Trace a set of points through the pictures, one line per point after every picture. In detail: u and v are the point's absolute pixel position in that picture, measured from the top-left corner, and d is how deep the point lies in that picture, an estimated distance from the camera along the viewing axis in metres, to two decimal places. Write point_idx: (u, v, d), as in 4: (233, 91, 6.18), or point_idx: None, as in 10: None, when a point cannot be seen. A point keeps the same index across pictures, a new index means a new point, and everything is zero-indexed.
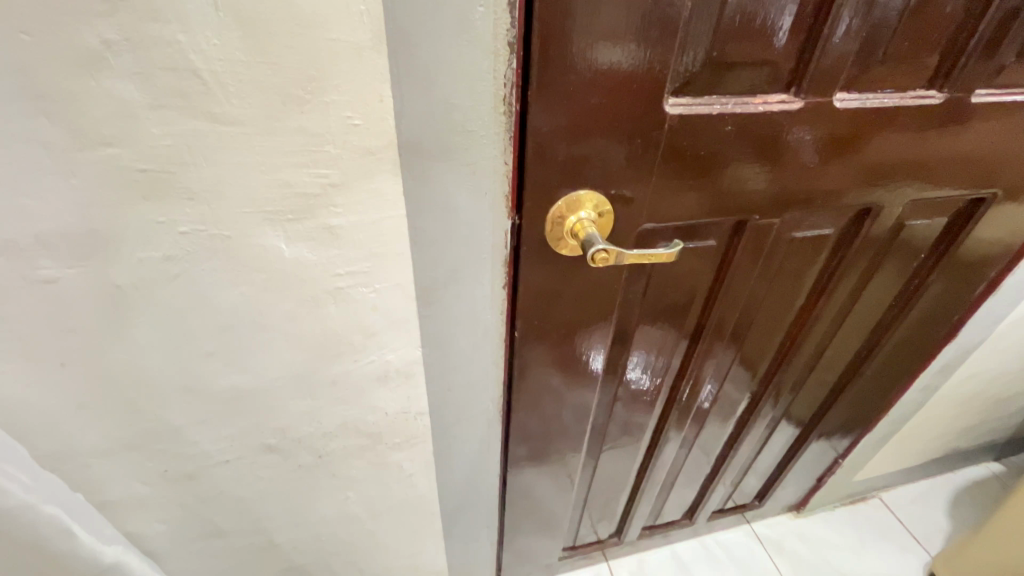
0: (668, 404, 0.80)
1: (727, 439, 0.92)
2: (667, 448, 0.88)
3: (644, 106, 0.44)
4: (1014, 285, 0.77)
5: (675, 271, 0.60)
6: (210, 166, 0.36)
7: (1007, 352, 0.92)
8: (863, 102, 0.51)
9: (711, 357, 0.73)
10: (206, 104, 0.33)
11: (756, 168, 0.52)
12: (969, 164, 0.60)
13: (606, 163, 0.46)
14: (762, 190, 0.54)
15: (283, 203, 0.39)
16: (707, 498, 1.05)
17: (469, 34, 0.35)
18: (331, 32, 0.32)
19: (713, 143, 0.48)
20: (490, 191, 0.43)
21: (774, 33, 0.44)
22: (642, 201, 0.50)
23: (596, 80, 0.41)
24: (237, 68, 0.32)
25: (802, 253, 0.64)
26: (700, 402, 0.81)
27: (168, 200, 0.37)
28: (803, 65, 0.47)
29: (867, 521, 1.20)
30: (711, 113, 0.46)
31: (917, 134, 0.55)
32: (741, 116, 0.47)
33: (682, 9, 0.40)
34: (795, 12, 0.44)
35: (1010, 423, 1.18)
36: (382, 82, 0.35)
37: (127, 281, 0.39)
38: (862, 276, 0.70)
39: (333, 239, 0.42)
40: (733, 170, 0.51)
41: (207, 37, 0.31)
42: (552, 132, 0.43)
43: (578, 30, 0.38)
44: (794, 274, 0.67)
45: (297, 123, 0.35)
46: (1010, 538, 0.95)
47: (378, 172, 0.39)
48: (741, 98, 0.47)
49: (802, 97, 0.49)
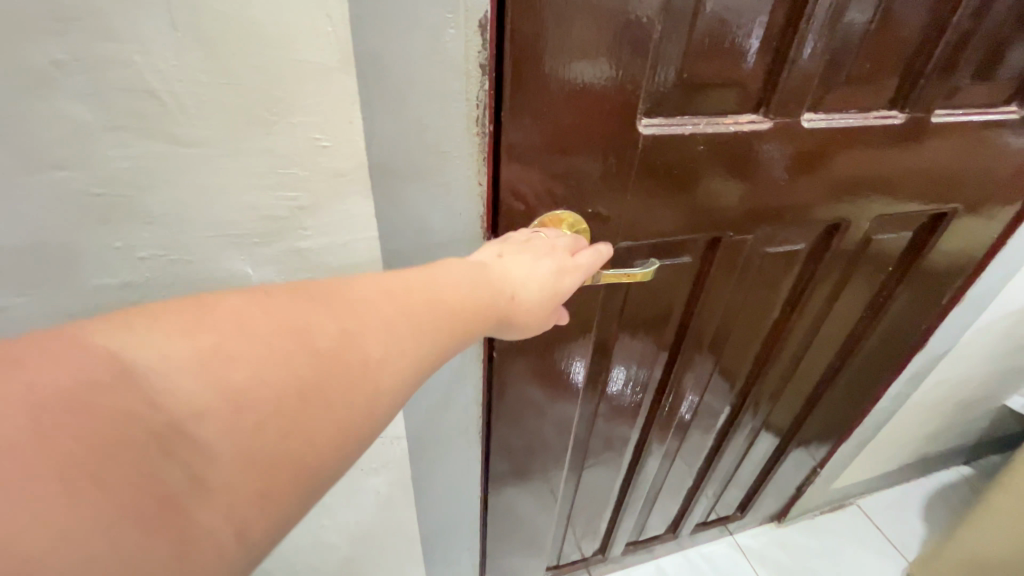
0: (649, 418, 0.80)
1: (708, 451, 0.92)
2: (649, 462, 0.88)
3: (617, 126, 0.44)
4: (977, 295, 0.80)
5: (652, 286, 0.61)
6: (171, 189, 0.34)
7: (973, 359, 0.95)
8: (829, 122, 0.52)
9: (690, 370, 0.74)
10: (165, 126, 0.32)
11: (728, 185, 0.53)
12: (931, 180, 0.62)
13: (581, 182, 0.46)
14: (735, 207, 0.55)
15: (249, 227, 0.38)
16: (690, 511, 1.05)
17: (439, 56, 0.34)
18: (297, 53, 0.32)
19: (686, 162, 0.49)
20: (465, 211, 0.43)
21: (742, 55, 0.45)
22: (618, 219, 0.50)
23: (569, 101, 0.41)
24: (197, 90, 0.31)
25: (776, 266, 0.65)
26: (680, 414, 0.81)
27: (127, 225, 0.35)
28: (770, 87, 0.48)
29: (846, 528, 1.22)
30: (683, 133, 0.47)
31: (881, 152, 0.57)
32: (713, 135, 0.48)
33: (653, 31, 0.40)
34: (762, 35, 0.45)
35: (979, 427, 1.22)
36: (351, 104, 0.35)
37: (82, 307, 0.37)
38: (834, 288, 0.71)
39: (302, 263, 0.41)
40: (707, 187, 0.52)
41: (165, 58, 0.30)
42: (526, 153, 0.43)
43: (551, 51, 0.38)
44: (768, 287, 0.68)
45: (262, 145, 0.34)
46: (971, 543, 0.99)
47: (348, 194, 0.39)
48: (712, 118, 0.48)
49: (770, 117, 0.50)
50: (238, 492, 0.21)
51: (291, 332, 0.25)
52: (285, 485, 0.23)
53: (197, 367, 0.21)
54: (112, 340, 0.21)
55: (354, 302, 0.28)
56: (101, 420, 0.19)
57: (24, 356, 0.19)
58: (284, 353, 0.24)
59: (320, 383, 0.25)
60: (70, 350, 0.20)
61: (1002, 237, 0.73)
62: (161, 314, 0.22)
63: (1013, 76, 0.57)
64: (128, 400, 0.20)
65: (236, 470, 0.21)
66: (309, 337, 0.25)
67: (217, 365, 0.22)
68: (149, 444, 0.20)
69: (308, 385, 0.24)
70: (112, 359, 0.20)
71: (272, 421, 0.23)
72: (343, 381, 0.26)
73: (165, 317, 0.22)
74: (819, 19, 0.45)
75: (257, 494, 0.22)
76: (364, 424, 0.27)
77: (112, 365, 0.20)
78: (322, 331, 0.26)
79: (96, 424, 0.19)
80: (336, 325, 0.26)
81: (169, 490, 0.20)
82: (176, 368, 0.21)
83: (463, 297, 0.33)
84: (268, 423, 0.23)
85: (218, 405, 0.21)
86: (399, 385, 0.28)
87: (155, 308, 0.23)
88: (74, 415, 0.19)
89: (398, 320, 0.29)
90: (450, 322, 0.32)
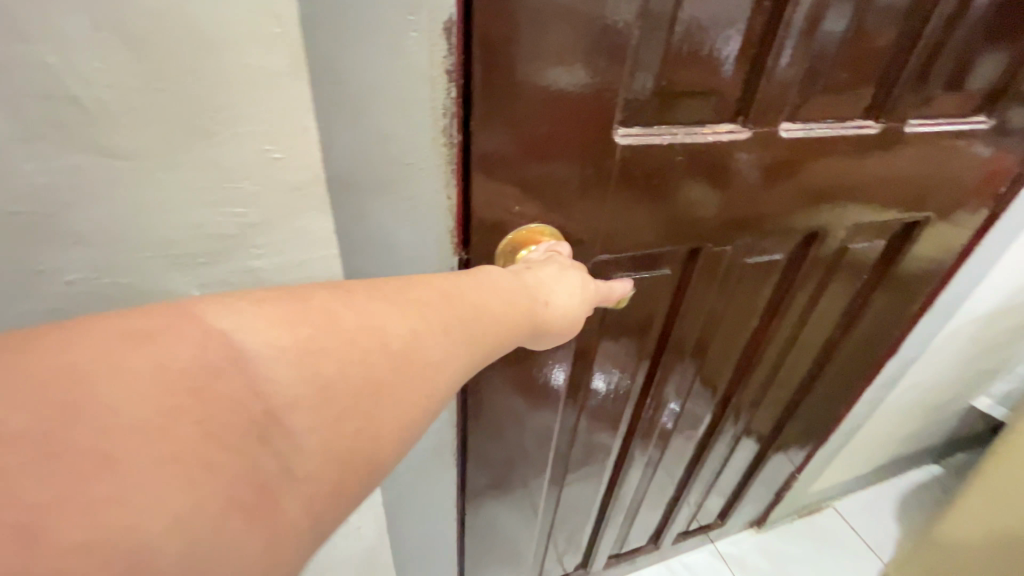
0: (631, 429, 0.79)
1: (689, 461, 0.92)
2: (631, 473, 0.86)
3: (595, 134, 0.42)
4: (946, 301, 0.81)
5: (631, 300, 0.59)
6: (101, 206, 0.31)
7: (942, 363, 0.96)
8: (807, 132, 0.52)
9: (670, 380, 0.72)
10: (92, 136, 0.29)
11: (708, 195, 0.51)
12: (905, 187, 0.62)
13: (558, 194, 0.44)
14: (715, 218, 0.54)
15: (194, 246, 0.34)
16: (671, 520, 1.04)
17: (402, 61, 0.32)
18: (241, 56, 0.29)
19: (665, 172, 0.47)
20: (433, 224, 0.41)
21: (720, 63, 0.44)
22: (596, 233, 0.48)
23: (544, 109, 0.39)
24: (127, 95, 0.28)
25: (755, 275, 0.64)
26: (662, 424, 0.80)
27: (49, 247, 0.31)
28: (749, 96, 0.47)
29: (823, 531, 1.23)
30: (661, 143, 0.45)
31: (856, 160, 0.57)
32: (691, 145, 0.47)
33: (630, 37, 0.38)
34: (740, 43, 0.43)
35: (948, 428, 1.24)
36: (305, 112, 0.32)
37: None
38: (813, 296, 0.71)
39: (256, 284, 0.38)
40: (686, 197, 0.50)
41: (88, 60, 0.26)
42: (499, 163, 0.40)
43: (524, 58, 0.36)
44: (748, 296, 0.67)
45: (206, 156, 0.31)
46: (947, 544, 1.00)
47: (304, 210, 0.35)
48: (690, 128, 0.46)
49: (749, 127, 0.49)
50: (317, 486, 0.20)
51: (370, 331, 0.23)
52: (357, 482, 0.22)
53: (291, 358, 0.20)
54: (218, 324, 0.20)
55: (422, 301, 0.26)
56: (207, 404, 0.18)
57: (143, 332, 0.18)
58: (363, 352, 0.23)
59: (397, 382, 0.23)
60: (174, 332, 0.19)
61: (970, 244, 0.74)
62: (258, 303, 0.21)
63: (982, 87, 0.57)
64: (233, 386, 0.19)
65: (321, 463, 0.20)
66: (389, 337, 0.24)
67: (309, 359, 0.21)
68: (253, 432, 0.19)
69: (386, 385, 0.23)
70: (216, 340, 0.19)
71: (351, 418, 0.22)
72: (420, 380, 0.24)
73: (265, 308, 0.22)
74: (796, 28, 0.44)
75: (332, 490, 0.21)
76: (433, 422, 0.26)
77: (220, 349, 0.19)
78: (396, 330, 0.24)
79: (204, 407, 0.18)
80: (409, 326, 0.25)
81: (266, 480, 0.19)
82: (277, 353, 0.20)
83: (514, 304, 0.31)
84: (353, 419, 0.22)
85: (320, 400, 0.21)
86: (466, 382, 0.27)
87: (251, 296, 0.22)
88: (193, 398, 0.18)
89: (464, 326, 0.28)
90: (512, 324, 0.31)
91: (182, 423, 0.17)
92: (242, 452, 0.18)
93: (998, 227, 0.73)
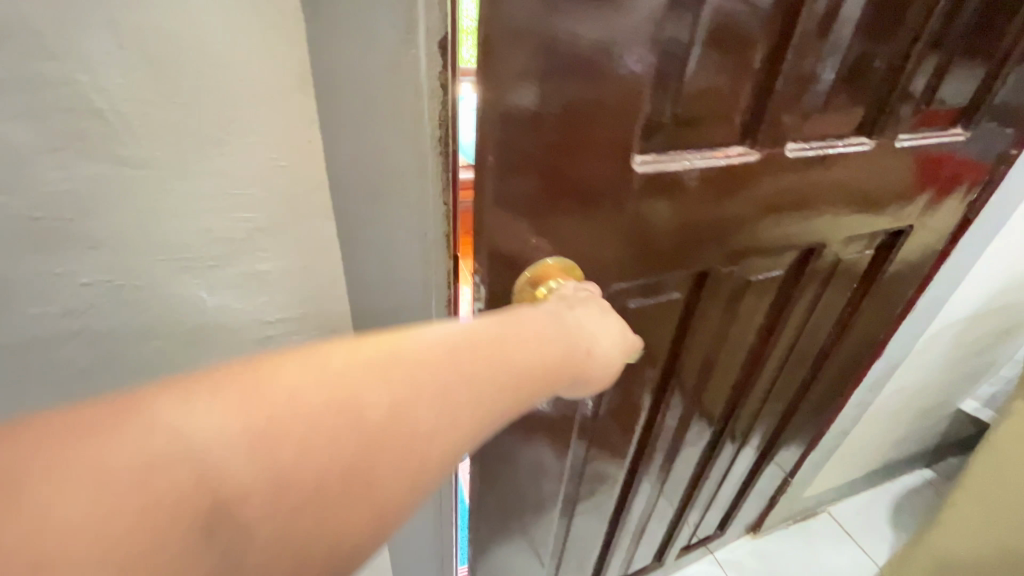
0: (638, 453, 0.79)
1: (692, 478, 0.93)
2: (638, 497, 0.87)
3: (612, 163, 0.45)
4: (928, 304, 0.84)
5: (639, 321, 0.59)
6: (117, 212, 0.33)
7: (928, 366, 0.99)
8: (810, 150, 0.55)
9: (677, 400, 0.74)
10: (109, 146, 0.31)
11: (716, 218, 0.54)
12: (887, 203, 0.65)
13: (576, 219, 0.47)
14: (721, 240, 0.56)
15: (203, 250, 0.36)
16: (675, 537, 1.04)
17: (400, 76, 0.34)
18: (251, 73, 0.31)
19: (676, 200, 0.50)
20: (430, 231, 0.42)
21: (724, 90, 0.46)
22: (600, 256, 0.50)
23: (564, 139, 0.42)
24: (145, 109, 0.30)
25: (755, 293, 0.67)
26: (669, 444, 0.81)
27: (65, 252, 0.33)
28: (756, 118, 0.50)
29: (820, 536, 1.23)
30: (678, 169, 0.48)
31: (853, 177, 0.60)
32: (704, 171, 0.49)
33: (646, 70, 0.41)
34: (749, 68, 0.46)
35: (938, 430, 1.26)
36: (309, 124, 0.34)
37: (19, 339, 0.35)
38: (807, 308, 0.74)
39: (261, 286, 0.40)
40: (694, 223, 0.53)
41: (110, 76, 0.29)
42: (520, 190, 0.43)
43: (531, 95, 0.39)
44: (749, 314, 0.69)
45: (215, 166, 0.33)
46: (939, 543, 1.01)
47: (308, 215, 0.38)
48: (703, 154, 0.49)
49: (756, 149, 0.51)
50: (272, 567, 0.21)
51: (342, 409, 0.23)
52: (325, 561, 0.22)
53: (247, 446, 0.20)
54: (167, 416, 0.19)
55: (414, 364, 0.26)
56: (154, 495, 0.18)
57: (94, 421, 0.18)
58: (331, 432, 0.22)
59: (373, 456, 0.23)
60: (119, 430, 0.18)
61: (948, 246, 0.77)
62: (228, 382, 0.21)
63: (956, 103, 0.61)
64: (180, 478, 0.19)
65: (274, 548, 0.21)
66: (374, 409, 0.24)
67: (265, 443, 0.21)
68: (195, 527, 0.19)
69: (350, 469, 0.23)
70: (167, 429, 0.19)
71: (312, 508, 0.22)
72: (404, 448, 0.24)
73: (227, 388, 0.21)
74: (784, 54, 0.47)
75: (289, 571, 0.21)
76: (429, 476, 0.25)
77: (170, 439, 0.19)
78: (378, 401, 0.24)
79: (155, 492, 0.18)
80: (389, 395, 0.24)
81: (213, 567, 0.19)
82: (226, 442, 0.20)
83: (529, 355, 0.30)
84: (323, 494, 0.22)
85: (271, 488, 0.21)
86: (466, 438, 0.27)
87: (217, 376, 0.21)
88: (135, 491, 0.18)
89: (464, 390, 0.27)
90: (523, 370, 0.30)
91: (120, 522, 0.17)
92: (184, 544, 0.19)
93: (970, 232, 0.76)
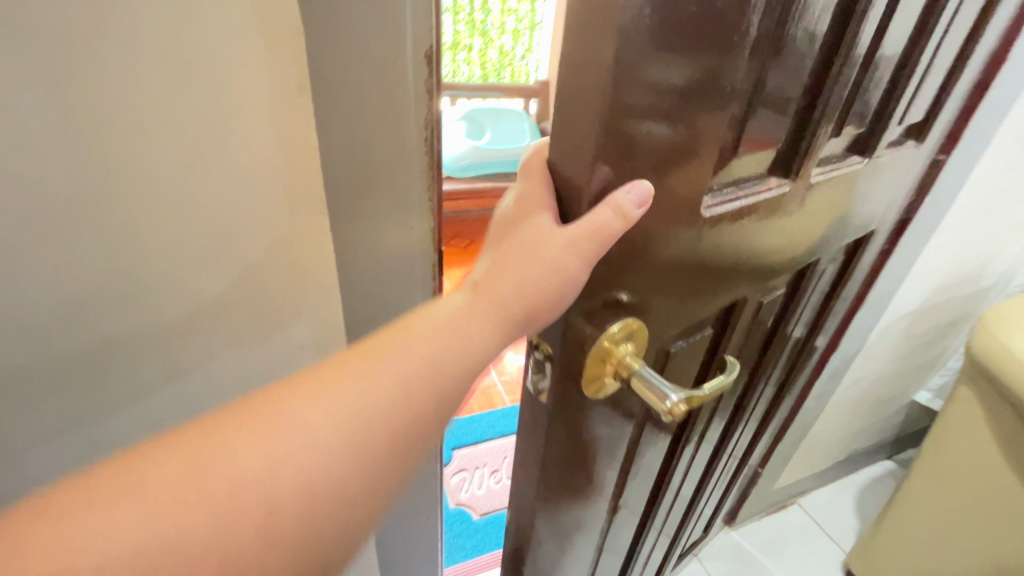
0: (655, 499, 0.73)
1: (689, 504, 0.89)
2: (650, 538, 0.81)
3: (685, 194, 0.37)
4: (876, 298, 0.90)
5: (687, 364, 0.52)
6: (123, 207, 0.34)
7: (880, 358, 1.06)
8: (829, 173, 0.50)
9: (692, 438, 0.68)
10: (119, 143, 0.33)
11: (755, 250, 0.48)
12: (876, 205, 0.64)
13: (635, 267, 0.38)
14: (752, 272, 0.51)
15: (202, 243, 0.39)
16: (670, 557, 1.02)
17: (389, 80, 0.38)
18: (258, 78, 0.35)
19: (730, 238, 0.43)
20: (416, 225, 0.45)
21: (776, 109, 0.40)
22: (665, 302, 0.43)
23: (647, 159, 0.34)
24: (158, 109, 0.33)
25: (763, 316, 0.62)
26: (681, 480, 0.75)
27: (69, 249, 0.34)
28: (792, 144, 0.44)
29: (789, 526, 1.29)
30: (735, 208, 0.41)
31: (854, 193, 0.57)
32: (755, 205, 0.43)
33: (730, 85, 0.33)
34: (795, 85, 0.40)
35: (895, 422, 1.34)
36: (308, 128, 0.39)
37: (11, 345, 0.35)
38: (793, 321, 0.71)
39: (256, 275, 0.43)
40: (738, 258, 0.47)
41: (126, 79, 0.31)
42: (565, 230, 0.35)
43: (646, 109, 0.31)
44: (756, 338, 0.65)
45: (219, 161, 0.37)
46: (892, 530, 1.05)
47: (302, 206, 0.42)
48: (753, 184, 0.42)
49: (793, 176, 0.45)
50: None
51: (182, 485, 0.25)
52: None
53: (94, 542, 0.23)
54: (91, 535, 0.23)
55: (298, 417, 0.28)
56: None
57: None
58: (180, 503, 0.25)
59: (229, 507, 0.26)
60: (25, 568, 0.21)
61: (891, 245, 0.79)
62: (115, 495, 0.24)
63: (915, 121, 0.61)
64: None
65: None
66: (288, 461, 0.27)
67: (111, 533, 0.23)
68: None
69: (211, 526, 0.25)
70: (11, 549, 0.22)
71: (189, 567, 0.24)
72: (290, 481, 0.27)
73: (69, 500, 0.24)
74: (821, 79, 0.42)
75: None
76: (355, 448, 0.29)
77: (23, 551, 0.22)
78: (277, 452, 0.27)
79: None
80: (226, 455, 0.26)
81: None
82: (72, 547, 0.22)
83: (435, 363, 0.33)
84: (279, 531, 0.27)
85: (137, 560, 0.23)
86: (394, 435, 0.30)
87: (126, 475, 0.24)
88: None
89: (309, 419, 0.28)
90: (421, 376, 0.32)
91: None
92: None
93: (917, 229, 0.80)
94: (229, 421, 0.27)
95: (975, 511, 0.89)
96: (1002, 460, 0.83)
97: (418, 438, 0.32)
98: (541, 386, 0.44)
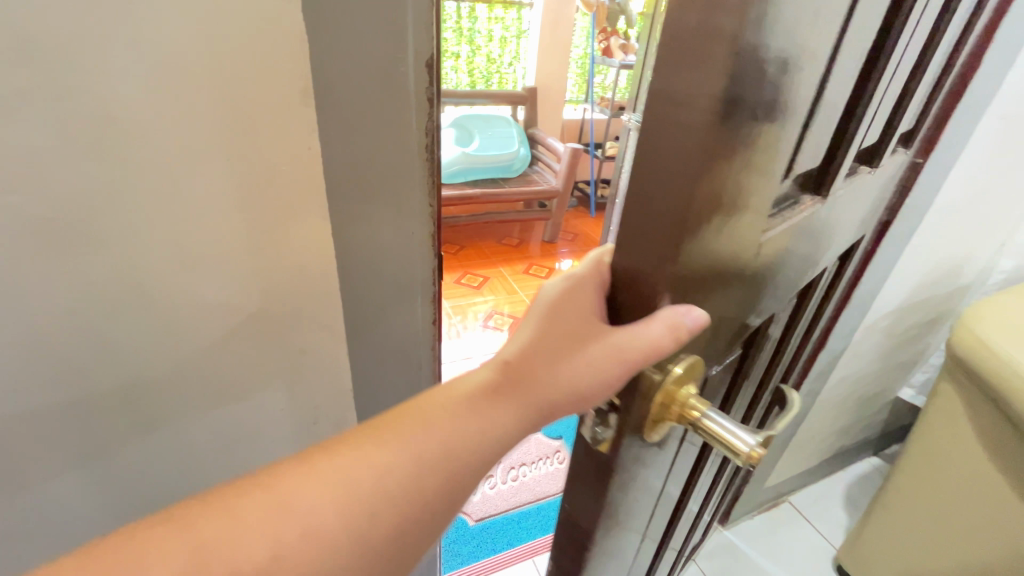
0: (678, 527, 0.70)
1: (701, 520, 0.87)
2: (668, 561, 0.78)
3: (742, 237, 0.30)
4: (861, 298, 0.92)
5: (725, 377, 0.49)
6: (128, 212, 0.36)
7: (866, 356, 1.08)
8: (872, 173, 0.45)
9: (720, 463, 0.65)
10: (124, 150, 0.34)
11: (802, 271, 0.42)
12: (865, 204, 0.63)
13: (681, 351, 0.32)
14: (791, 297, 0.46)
15: (205, 250, 0.39)
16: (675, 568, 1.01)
17: (391, 90, 0.38)
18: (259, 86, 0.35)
19: (780, 266, 0.37)
20: (417, 232, 0.46)
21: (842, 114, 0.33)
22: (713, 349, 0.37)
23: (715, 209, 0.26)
24: (160, 117, 0.34)
25: (781, 332, 0.60)
26: (701, 504, 0.73)
27: (77, 250, 0.35)
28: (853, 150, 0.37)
29: (781, 524, 1.30)
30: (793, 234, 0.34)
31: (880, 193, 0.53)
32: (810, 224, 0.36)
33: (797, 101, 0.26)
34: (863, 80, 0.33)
35: (881, 419, 1.37)
36: (310, 133, 0.39)
37: (22, 337, 0.37)
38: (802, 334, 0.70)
39: (257, 283, 0.43)
40: (787, 283, 0.40)
41: (131, 89, 0.32)
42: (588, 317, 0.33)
43: (730, 194, 0.26)
44: (776, 355, 0.63)
45: (222, 168, 0.37)
46: (879, 527, 1.07)
47: (305, 215, 0.42)
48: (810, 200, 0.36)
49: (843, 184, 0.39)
50: None
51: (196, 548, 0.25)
52: None
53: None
54: None
55: (311, 500, 0.28)
56: None
57: None
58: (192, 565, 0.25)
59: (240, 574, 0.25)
60: None
61: (873, 245, 0.80)
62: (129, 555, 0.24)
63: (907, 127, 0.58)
64: None
65: None
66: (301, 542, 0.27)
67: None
68: None
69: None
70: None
71: None
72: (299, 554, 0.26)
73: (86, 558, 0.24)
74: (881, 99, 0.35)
75: None
76: (370, 521, 0.28)
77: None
78: (285, 538, 0.26)
79: None
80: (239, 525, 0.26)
81: None
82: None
83: (454, 444, 0.31)
84: None
85: None
86: (403, 513, 0.29)
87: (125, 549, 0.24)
88: None
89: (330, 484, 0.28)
90: (437, 456, 0.30)
91: None
92: None
93: (897, 230, 0.82)
94: (239, 495, 0.27)
95: (966, 520, 0.90)
96: (994, 471, 0.84)
97: (429, 512, 0.30)
98: (601, 435, 0.35)
